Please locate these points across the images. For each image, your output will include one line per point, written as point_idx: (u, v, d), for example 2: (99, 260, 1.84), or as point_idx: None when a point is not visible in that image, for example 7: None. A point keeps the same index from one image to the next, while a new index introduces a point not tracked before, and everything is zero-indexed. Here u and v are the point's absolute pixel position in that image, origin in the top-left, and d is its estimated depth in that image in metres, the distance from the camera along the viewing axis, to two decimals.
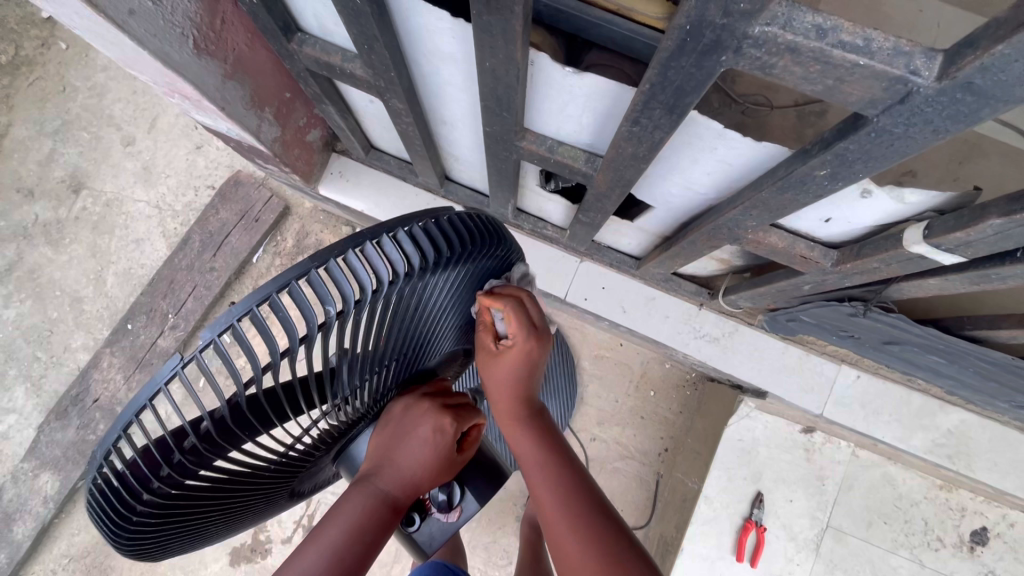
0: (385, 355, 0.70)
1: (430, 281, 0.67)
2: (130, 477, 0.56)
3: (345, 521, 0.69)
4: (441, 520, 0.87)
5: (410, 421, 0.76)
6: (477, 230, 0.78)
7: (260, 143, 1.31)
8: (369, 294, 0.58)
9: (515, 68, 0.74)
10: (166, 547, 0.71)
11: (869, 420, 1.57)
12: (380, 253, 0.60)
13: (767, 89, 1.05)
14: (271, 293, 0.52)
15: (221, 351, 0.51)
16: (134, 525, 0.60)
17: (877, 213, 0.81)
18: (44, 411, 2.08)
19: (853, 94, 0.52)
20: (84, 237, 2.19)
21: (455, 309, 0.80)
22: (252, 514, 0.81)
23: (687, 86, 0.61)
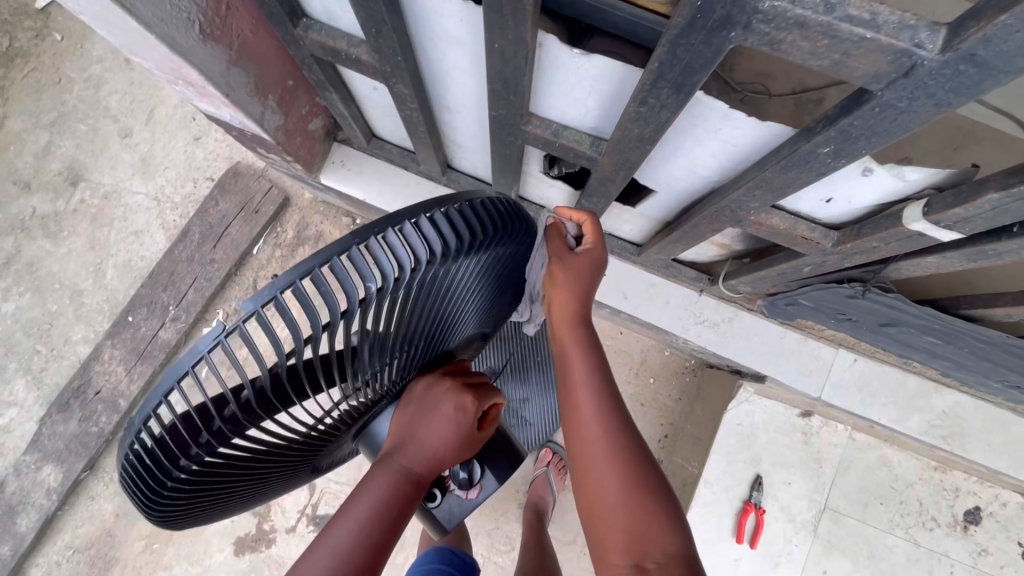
0: (412, 335, 0.72)
1: (461, 263, 0.68)
2: (170, 443, 0.57)
3: (373, 496, 0.72)
4: (459, 497, 0.89)
5: (433, 398, 0.77)
6: (507, 214, 0.79)
7: (263, 131, 1.31)
8: (406, 274, 0.59)
9: (524, 50, 0.75)
10: (192, 516, 0.73)
11: (866, 402, 1.59)
12: (418, 233, 0.61)
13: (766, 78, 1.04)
14: (316, 268, 0.53)
15: (262, 321, 0.52)
16: (167, 491, 0.62)
17: (877, 192, 0.83)
18: (45, 404, 2.08)
19: (859, 68, 0.54)
20: (82, 230, 2.18)
21: (480, 292, 0.82)
22: (273, 488, 0.83)
23: (696, 64, 0.62)
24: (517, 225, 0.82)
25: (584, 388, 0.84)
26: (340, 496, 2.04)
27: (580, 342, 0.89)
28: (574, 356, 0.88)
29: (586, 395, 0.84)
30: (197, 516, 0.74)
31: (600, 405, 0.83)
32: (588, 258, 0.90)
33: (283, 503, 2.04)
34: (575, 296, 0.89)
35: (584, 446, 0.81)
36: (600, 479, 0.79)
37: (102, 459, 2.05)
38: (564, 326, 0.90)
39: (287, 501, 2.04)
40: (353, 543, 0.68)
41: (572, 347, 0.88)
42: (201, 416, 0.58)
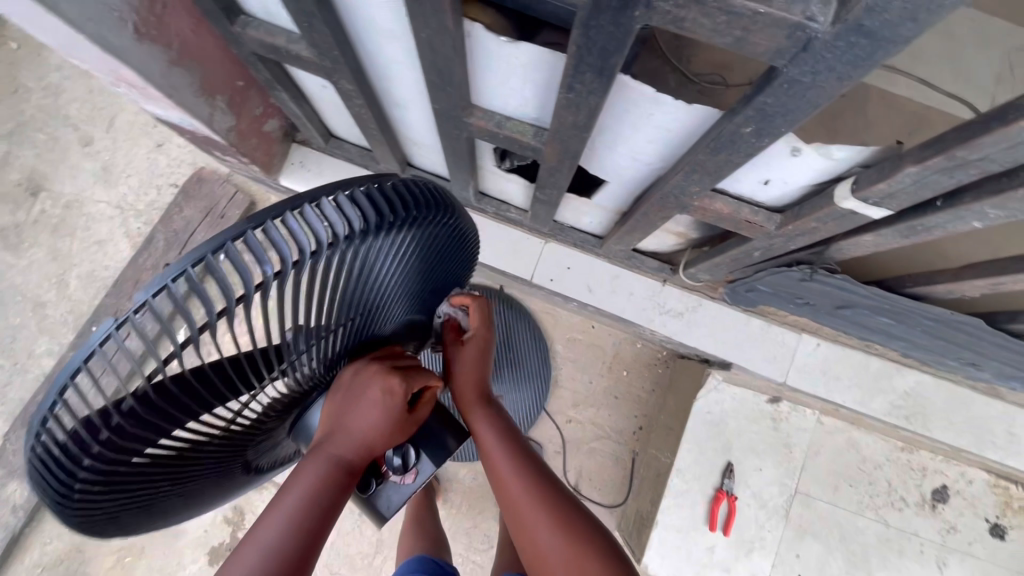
0: (332, 321, 0.74)
1: (372, 246, 0.69)
2: (74, 438, 0.57)
3: (303, 488, 0.74)
4: (397, 483, 0.89)
5: (360, 384, 0.77)
6: (423, 196, 0.79)
7: (214, 132, 1.30)
8: (306, 257, 0.61)
9: (451, 39, 0.75)
10: (120, 524, 0.71)
11: (830, 386, 1.61)
12: (319, 215, 0.62)
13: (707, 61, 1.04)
14: (209, 254, 0.54)
15: (156, 313, 0.54)
16: (80, 492, 0.61)
17: (810, 172, 0.84)
18: (9, 418, 2.04)
19: (761, 44, 0.54)
20: (44, 241, 2.14)
21: (405, 274, 0.83)
22: (210, 490, 0.82)
23: (611, 46, 0.63)
24: (437, 205, 0.82)
25: (502, 465, 0.91)
26: None
27: (491, 423, 0.96)
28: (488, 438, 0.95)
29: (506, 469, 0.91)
30: (128, 525, 0.73)
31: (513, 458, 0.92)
32: (480, 338, 1.00)
33: (257, 511, 2.02)
34: (475, 377, 0.99)
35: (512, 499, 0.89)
36: (538, 539, 0.85)
37: None
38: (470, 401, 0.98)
39: (261, 508, 2.02)
40: (284, 537, 0.70)
41: (485, 430, 0.96)
42: (101, 413, 0.57)
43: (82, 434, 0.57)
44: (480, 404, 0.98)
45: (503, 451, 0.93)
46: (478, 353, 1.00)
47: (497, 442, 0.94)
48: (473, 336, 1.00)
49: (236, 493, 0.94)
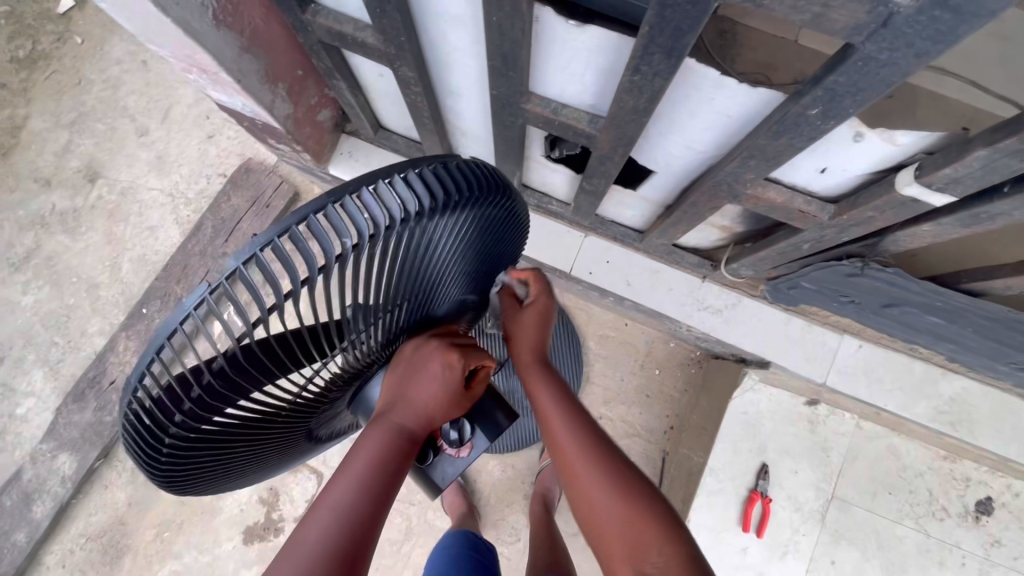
0: (389, 301, 0.74)
1: (427, 227, 0.69)
2: (162, 402, 0.61)
3: (371, 453, 0.77)
4: (452, 456, 0.95)
5: (421, 358, 0.81)
6: (485, 180, 0.80)
7: (274, 118, 1.36)
8: (366, 238, 0.61)
9: (521, 21, 0.78)
10: (196, 483, 0.76)
11: (872, 389, 1.59)
12: (392, 192, 0.64)
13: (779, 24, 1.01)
14: (274, 237, 0.57)
15: (245, 277, 0.56)
16: (166, 453, 0.65)
17: (871, 159, 0.84)
18: (61, 393, 2.13)
19: (839, 21, 0.56)
20: (100, 225, 2.24)
21: (462, 256, 0.85)
22: (274, 456, 0.86)
23: (684, 25, 0.65)
24: (491, 189, 0.82)
25: (556, 421, 0.92)
26: None
27: (546, 381, 0.97)
28: (543, 397, 0.96)
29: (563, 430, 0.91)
30: (202, 483, 0.78)
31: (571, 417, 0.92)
32: (540, 305, 1.06)
33: (291, 493, 2.08)
34: (531, 343, 1.02)
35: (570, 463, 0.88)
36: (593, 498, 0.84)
37: (115, 448, 2.10)
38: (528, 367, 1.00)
39: (295, 491, 2.08)
40: (352, 497, 0.73)
41: (540, 389, 0.97)
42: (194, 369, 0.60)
43: (169, 400, 0.61)
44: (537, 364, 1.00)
45: (559, 409, 0.93)
46: (534, 319, 1.05)
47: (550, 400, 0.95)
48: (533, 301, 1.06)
49: (296, 461, 0.99)
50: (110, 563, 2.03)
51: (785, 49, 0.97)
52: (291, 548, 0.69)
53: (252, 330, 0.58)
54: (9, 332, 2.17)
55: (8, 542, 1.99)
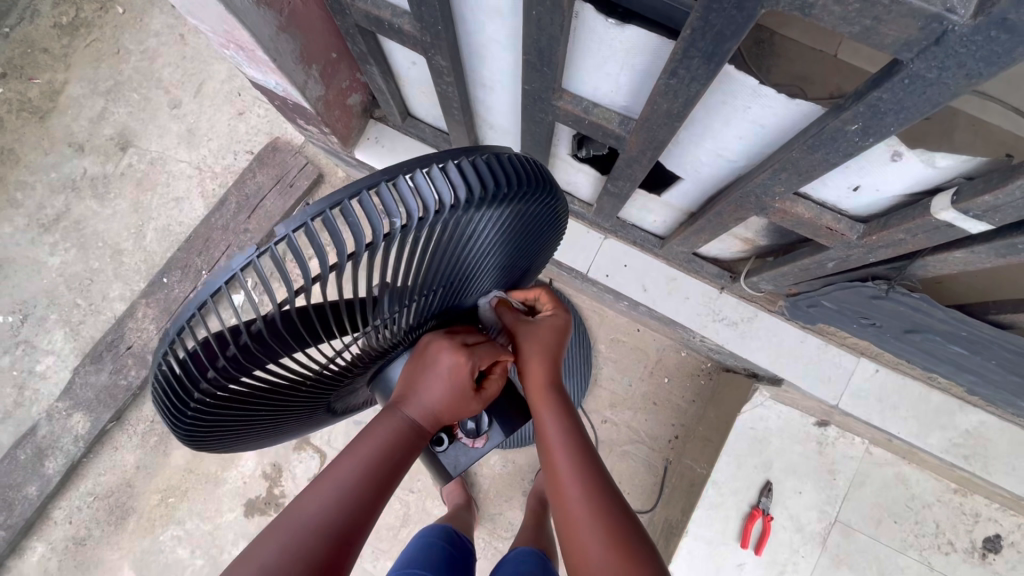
0: (422, 283, 0.75)
1: (473, 217, 0.68)
2: (197, 357, 0.62)
3: (379, 439, 0.78)
4: (466, 445, 0.96)
5: (433, 355, 0.82)
6: (534, 174, 0.79)
7: (305, 99, 1.38)
8: (413, 221, 0.60)
9: (560, 16, 0.78)
10: (216, 438, 0.78)
11: (885, 415, 1.56)
12: (445, 177, 0.63)
13: (821, 37, 0.94)
14: (327, 209, 0.57)
15: (293, 245, 0.56)
16: (194, 406, 0.67)
17: (906, 180, 0.82)
18: (79, 354, 2.19)
19: (890, 35, 0.54)
20: (127, 193, 2.29)
21: (500, 247, 0.84)
22: (293, 420, 0.87)
23: (727, 31, 0.64)
24: (541, 187, 0.80)
25: (562, 461, 0.85)
26: None
27: (557, 412, 0.90)
28: (551, 429, 0.89)
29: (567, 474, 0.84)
30: (224, 437, 0.79)
31: (575, 457, 0.85)
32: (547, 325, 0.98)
33: (293, 470, 2.11)
34: (541, 365, 0.93)
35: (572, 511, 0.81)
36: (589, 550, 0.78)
37: (128, 412, 2.15)
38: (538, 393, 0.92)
39: (298, 468, 2.11)
40: (351, 478, 0.74)
41: (549, 420, 0.90)
42: (233, 328, 0.60)
43: (206, 355, 0.62)
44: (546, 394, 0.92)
45: (566, 451, 0.86)
46: (550, 336, 0.97)
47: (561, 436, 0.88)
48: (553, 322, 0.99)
49: (311, 429, 1.01)
50: (115, 522, 2.09)
51: (821, 63, 0.94)
52: (287, 517, 0.70)
53: (293, 297, 0.59)
54: (35, 291, 2.23)
55: (20, 494, 2.05)
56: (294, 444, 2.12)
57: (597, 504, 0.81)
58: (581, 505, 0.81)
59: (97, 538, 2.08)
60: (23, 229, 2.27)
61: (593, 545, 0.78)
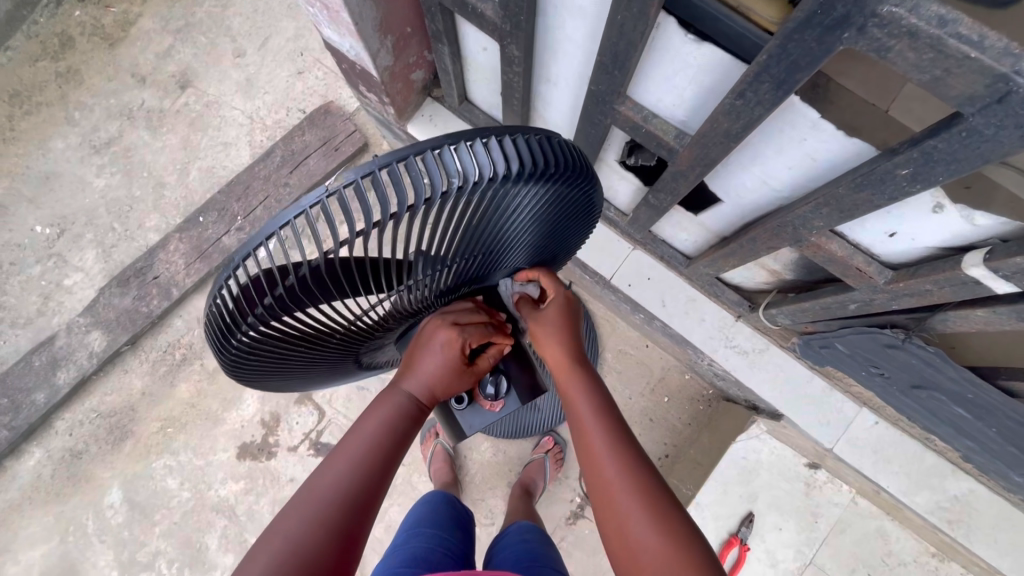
0: (461, 248, 0.77)
1: (519, 192, 0.70)
2: (247, 293, 0.64)
3: (379, 419, 0.83)
4: (482, 408, 1.03)
5: (428, 333, 0.87)
6: (582, 164, 0.80)
7: (374, 67, 1.44)
8: (468, 186, 0.62)
9: (644, 24, 0.82)
10: (246, 370, 0.81)
11: (877, 466, 1.59)
12: (502, 149, 0.65)
13: (878, 85, 0.76)
14: (392, 164, 0.59)
15: (358, 191, 0.58)
16: (238, 339, 0.70)
17: (943, 232, 0.86)
18: (107, 276, 2.26)
19: (956, 87, 0.59)
20: (179, 130, 2.36)
21: (536, 227, 0.86)
22: (319, 366, 0.90)
23: (803, 62, 0.68)
24: (586, 175, 0.81)
25: (595, 437, 0.85)
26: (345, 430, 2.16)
27: (585, 388, 0.90)
28: (578, 397, 0.89)
29: (602, 451, 0.83)
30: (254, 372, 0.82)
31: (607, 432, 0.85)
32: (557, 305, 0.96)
33: (291, 422, 2.16)
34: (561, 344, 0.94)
35: (606, 487, 0.80)
36: (627, 526, 0.77)
37: (143, 338, 2.21)
38: (566, 374, 0.92)
39: (295, 421, 2.16)
40: (362, 453, 0.79)
41: (579, 396, 0.89)
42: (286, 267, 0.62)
43: (256, 290, 0.64)
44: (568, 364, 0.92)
45: (597, 415, 0.87)
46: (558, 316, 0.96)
47: (587, 402, 0.88)
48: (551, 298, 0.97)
49: (332, 381, 1.05)
50: (112, 442, 2.15)
51: (864, 119, 0.79)
52: (299, 506, 0.73)
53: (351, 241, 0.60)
54: (76, 208, 2.30)
55: (28, 398, 2.12)
56: (295, 397, 2.17)
57: (632, 475, 0.80)
58: (616, 480, 0.80)
59: (93, 454, 2.14)
60: (75, 147, 2.35)
61: (631, 520, 0.77)
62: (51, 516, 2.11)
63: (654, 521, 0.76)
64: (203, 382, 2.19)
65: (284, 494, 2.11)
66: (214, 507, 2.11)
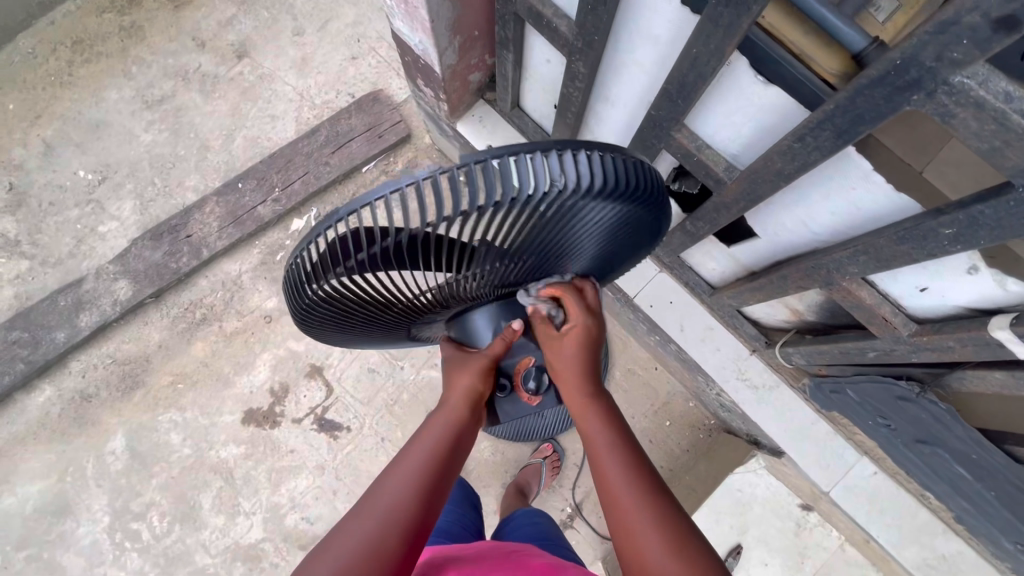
0: (532, 250, 0.80)
1: (594, 206, 0.73)
2: (335, 249, 0.69)
3: (427, 442, 0.86)
4: (523, 401, 1.01)
5: (450, 366, 0.97)
6: (660, 194, 0.83)
7: (438, 64, 1.49)
8: (548, 193, 0.65)
9: (717, 60, 0.87)
10: (313, 316, 0.86)
11: (870, 516, 1.62)
12: (596, 165, 0.68)
13: (916, 148, 0.81)
14: (490, 159, 0.62)
15: (464, 178, 0.62)
16: (319, 287, 0.75)
17: (973, 293, 0.91)
18: (141, 228, 2.31)
19: (1011, 159, 0.63)
20: (230, 97, 2.42)
21: (602, 245, 0.90)
22: (375, 326, 0.96)
23: (867, 116, 0.72)
24: (660, 204, 0.84)
25: (607, 462, 0.88)
26: (350, 409, 2.19)
27: (599, 413, 0.94)
28: (595, 433, 0.92)
29: (616, 476, 0.87)
30: (320, 319, 0.87)
31: (620, 456, 0.89)
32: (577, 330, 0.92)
33: (298, 395, 2.20)
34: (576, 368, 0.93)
35: (624, 515, 0.84)
36: (642, 544, 0.80)
37: (167, 293, 2.26)
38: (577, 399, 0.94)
39: (303, 395, 2.20)
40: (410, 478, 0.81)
41: (592, 421, 0.93)
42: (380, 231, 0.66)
43: (348, 245, 0.68)
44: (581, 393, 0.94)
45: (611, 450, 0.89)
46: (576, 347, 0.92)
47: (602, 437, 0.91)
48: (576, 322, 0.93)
49: (381, 343, 1.10)
50: (123, 390, 2.19)
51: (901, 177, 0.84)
52: (348, 530, 0.75)
53: (445, 221, 0.64)
54: (120, 158, 2.37)
55: (49, 336, 2.17)
56: (306, 371, 2.21)
57: (647, 498, 0.84)
58: (632, 502, 0.84)
59: (102, 399, 2.19)
60: (128, 100, 2.42)
61: (648, 541, 0.80)
62: (53, 454, 2.14)
63: (676, 559, 0.78)
64: (218, 344, 2.23)
65: (282, 464, 2.15)
66: (212, 467, 2.14)
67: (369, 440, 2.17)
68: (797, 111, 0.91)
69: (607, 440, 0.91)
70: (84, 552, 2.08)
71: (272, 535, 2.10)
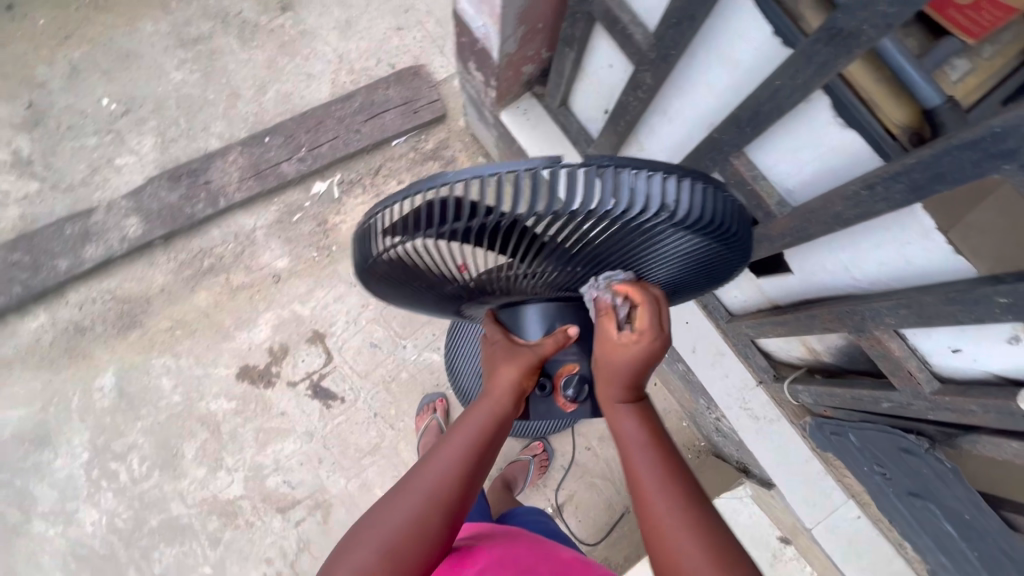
0: (602, 262, 0.79)
1: (684, 236, 0.73)
2: (417, 215, 0.68)
3: (466, 431, 0.85)
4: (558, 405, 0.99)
5: (495, 355, 0.94)
6: (742, 235, 0.81)
7: (497, 51, 1.47)
8: (642, 212, 0.65)
9: (800, 96, 0.87)
10: (372, 271, 0.85)
11: (848, 557, 1.65)
12: (692, 195, 0.68)
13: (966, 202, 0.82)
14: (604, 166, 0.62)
15: (567, 179, 0.61)
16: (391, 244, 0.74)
17: (1007, 359, 0.93)
18: (159, 167, 2.26)
19: None
20: (268, 48, 2.37)
21: (668, 273, 0.89)
22: (427, 294, 0.95)
23: (948, 176, 0.73)
24: (736, 246, 0.83)
25: (639, 457, 0.87)
26: (347, 380, 2.18)
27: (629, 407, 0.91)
28: (627, 429, 0.90)
29: (646, 473, 0.85)
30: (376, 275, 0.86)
31: (651, 453, 0.87)
32: (645, 344, 0.82)
33: (296, 358, 2.18)
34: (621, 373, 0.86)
35: (653, 514, 0.82)
36: (674, 541, 0.79)
37: (177, 237, 2.22)
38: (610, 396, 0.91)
39: (301, 359, 2.18)
40: (448, 466, 0.81)
41: (624, 416, 0.91)
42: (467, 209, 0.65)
43: (432, 215, 0.67)
44: (619, 393, 0.91)
45: (645, 450, 0.88)
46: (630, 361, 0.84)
47: (634, 434, 0.89)
48: (633, 334, 0.81)
49: (424, 310, 1.09)
50: (119, 328, 2.16)
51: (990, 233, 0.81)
52: (388, 509, 0.77)
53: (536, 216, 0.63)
54: (146, 93, 2.31)
55: (50, 263, 2.12)
56: (307, 336, 2.19)
57: (676, 492, 0.83)
58: (662, 500, 0.83)
59: (96, 334, 2.15)
60: (162, 35, 2.35)
61: (681, 538, 0.79)
62: (39, 382, 2.10)
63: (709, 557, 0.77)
64: (222, 296, 2.20)
65: (270, 426, 2.13)
66: (199, 418, 2.12)
67: (361, 414, 2.16)
68: (865, 157, 0.92)
69: (637, 436, 0.89)
70: (57, 484, 2.05)
71: (251, 493, 2.08)
